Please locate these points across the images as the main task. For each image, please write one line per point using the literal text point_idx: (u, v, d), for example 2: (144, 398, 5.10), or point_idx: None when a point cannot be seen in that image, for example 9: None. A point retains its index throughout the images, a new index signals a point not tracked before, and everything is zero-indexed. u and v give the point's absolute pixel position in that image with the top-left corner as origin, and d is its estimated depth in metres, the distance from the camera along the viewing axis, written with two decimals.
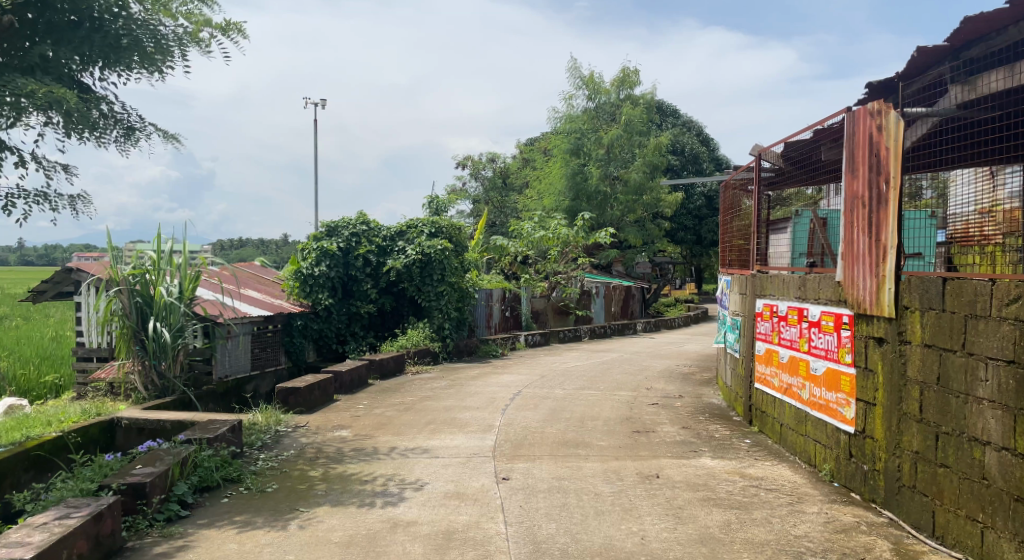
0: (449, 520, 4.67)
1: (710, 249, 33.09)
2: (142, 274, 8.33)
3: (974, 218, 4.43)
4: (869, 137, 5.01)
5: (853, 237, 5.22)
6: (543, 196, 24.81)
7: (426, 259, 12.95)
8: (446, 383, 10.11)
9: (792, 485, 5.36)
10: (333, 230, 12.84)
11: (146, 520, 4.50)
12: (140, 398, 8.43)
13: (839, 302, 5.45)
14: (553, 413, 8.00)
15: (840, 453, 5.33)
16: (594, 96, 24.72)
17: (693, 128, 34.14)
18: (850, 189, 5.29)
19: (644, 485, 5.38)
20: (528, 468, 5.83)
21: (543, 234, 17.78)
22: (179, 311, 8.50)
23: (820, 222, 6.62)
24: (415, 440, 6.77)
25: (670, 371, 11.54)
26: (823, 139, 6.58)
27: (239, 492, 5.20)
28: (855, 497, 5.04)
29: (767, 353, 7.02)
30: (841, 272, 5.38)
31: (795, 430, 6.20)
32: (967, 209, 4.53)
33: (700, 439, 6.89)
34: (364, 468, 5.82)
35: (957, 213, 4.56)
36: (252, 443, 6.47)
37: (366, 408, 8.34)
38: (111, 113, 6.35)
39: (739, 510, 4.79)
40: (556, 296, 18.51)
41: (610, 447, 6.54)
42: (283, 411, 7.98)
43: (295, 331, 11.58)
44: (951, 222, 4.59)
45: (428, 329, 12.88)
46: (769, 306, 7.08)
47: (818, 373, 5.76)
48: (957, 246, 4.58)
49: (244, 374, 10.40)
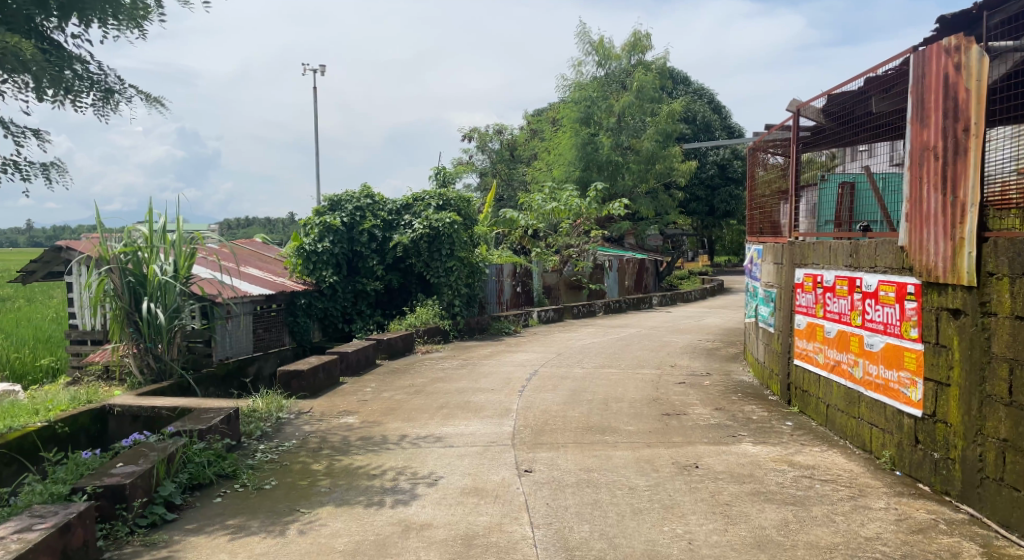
0: (469, 522, 4.13)
1: (723, 220, 32.35)
2: (134, 252, 7.80)
3: (1014, 179, 3.80)
4: (943, 79, 4.35)
5: (922, 196, 4.58)
6: (553, 166, 24.06)
7: (434, 233, 12.35)
8: (457, 363, 9.58)
9: (849, 475, 4.80)
10: (336, 204, 12.33)
11: (126, 527, 3.95)
12: (136, 382, 8.01)
13: (901, 271, 4.84)
14: (574, 394, 7.45)
15: (903, 439, 4.78)
16: (605, 62, 23.95)
17: (705, 96, 33.23)
18: (918, 139, 4.63)
19: (683, 477, 4.83)
20: (552, 457, 5.28)
21: (555, 206, 17.09)
22: (175, 291, 8.01)
23: (850, 187, 6.48)
24: (427, 427, 6.23)
25: (693, 347, 10.96)
26: (874, 89, 5.98)
27: (234, 492, 4.65)
28: (925, 489, 4.49)
29: (811, 328, 6.43)
30: (905, 235, 4.75)
31: (845, 412, 5.64)
32: (1008, 168, 3.86)
33: (736, 422, 6.32)
34: (372, 461, 5.28)
35: (997, 174, 3.93)
36: (250, 432, 5.95)
37: (374, 392, 7.80)
38: (86, 74, 5.73)
39: (796, 507, 4.23)
40: (569, 271, 17.88)
41: (639, 432, 5.98)
42: (285, 397, 7.45)
43: (299, 310, 11.10)
44: (991, 183, 3.98)
45: (438, 306, 12.30)
46: (812, 276, 6.45)
47: (876, 350, 5.18)
48: (995, 210, 3.98)
49: (246, 355, 9.88)
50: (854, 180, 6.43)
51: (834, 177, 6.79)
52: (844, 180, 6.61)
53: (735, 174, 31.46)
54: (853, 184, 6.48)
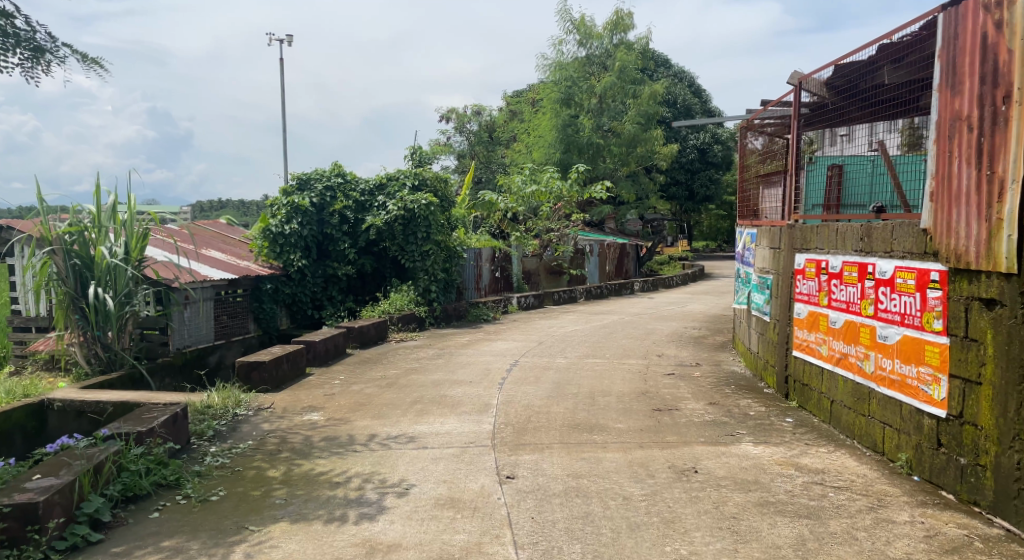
0: (444, 542, 3.60)
1: (703, 205, 32.04)
2: (80, 232, 7.15)
3: None
4: (980, 39, 3.85)
5: (951, 172, 4.11)
6: (532, 148, 23.41)
7: (409, 215, 11.73)
8: (434, 353, 9.03)
9: (864, 481, 4.36)
10: (304, 183, 11.67)
11: (39, 553, 3.37)
12: (82, 373, 7.37)
13: (924, 256, 4.37)
14: (558, 387, 6.95)
15: (923, 441, 4.34)
16: (586, 41, 23.28)
17: (685, 79, 32.82)
18: (947, 108, 4.14)
19: (682, 484, 4.34)
20: (536, 461, 4.77)
21: (535, 188, 16.55)
22: (126, 276, 7.37)
23: (839, 170, 6.15)
24: (399, 425, 5.67)
25: (678, 335, 10.51)
26: (884, 59, 5.54)
27: (174, 504, 4.08)
28: (949, 497, 4.06)
29: (812, 318, 5.99)
30: (929, 216, 4.29)
31: (853, 410, 5.19)
32: None
33: (733, 418, 5.86)
34: (335, 466, 4.72)
35: None
36: (201, 432, 5.37)
37: (341, 385, 7.22)
38: (11, 30, 5.06)
39: (811, 521, 3.77)
40: (549, 256, 17.38)
41: (630, 431, 5.49)
42: (245, 391, 6.83)
43: (264, 295, 10.44)
44: None
45: (413, 292, 11.72)
46: (815, 262, 5.98)
47: (889, 343, 4.73)
48: None
49: (206, 344, 9.24)
50: (842, 163, 6.13)
51: (823, 159, 6.48)
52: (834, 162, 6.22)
53: (715, 158, 31.08)
54: (844, 167, 6.11)
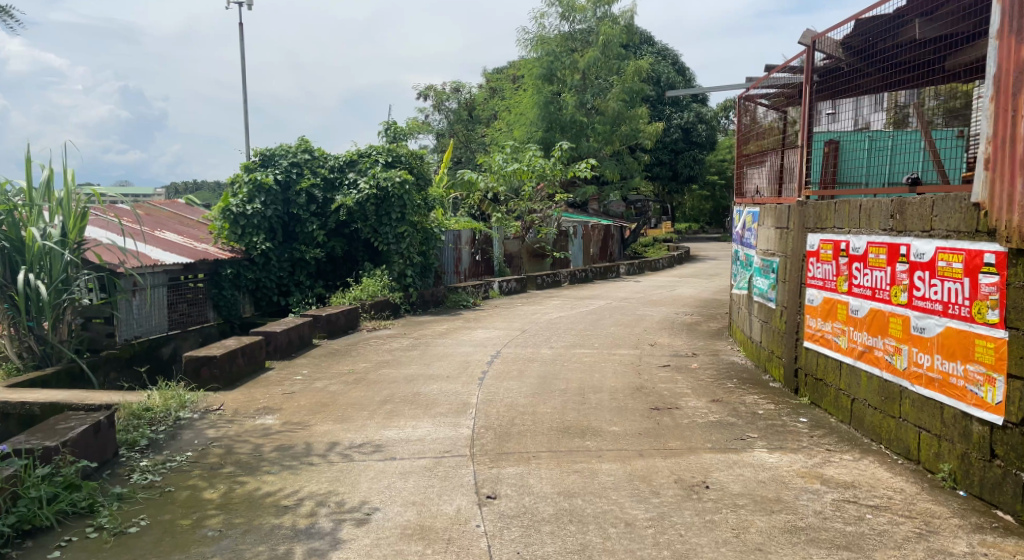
0: None
1: (687, 185, 31.41)
2: (10, 211, 6.26)
3: None
4: None
5: (1015, 134, 3.47)
6: (513, 127, 22.55)
7: (382, 194, 10.95)
8: (408, 343, 8.33)
9: (903, 498, 3.74)
10: (268, 159, 10.83)
11: None
12: (12, 369, 6.56)
13: (975, 236, 3.74)
14: (544, 383, 6.28)
15: (971, 451, 3.73)
16: (569, 15, 22.40)
17: (669, 56, 32.11)
18: (1011, 59, 3.48)
19: (692, 504, 3.69)
20: (521, 475, 4.09)
21: (516, 166, 15.78)
22: (62, 259, 6.51)
23: (834, 147, 5.73)
24: (364, 431, 4.97)
25: (670, 321, 9.88)
26: (913, 11, 4.80)
27: (82, 539, 3.35)
28: (1007, 519, 3.46)
29: (828, 306, 5.35)
30: (984, 189, 3.66)
31: (879, 410, 4.58)
32: None
33: (741, 419, 5.21)
34: (286, 484, 4.01)
35: None
36: (133, 442, 4.63)
37: (304, 381, 6.49)
38: None
39: (852, 554, 3.14)
40: (532, 238, 16.66)
41: (627, 435, 4.84)
42: (193, 389, 6.08)
43: (224, 281, 9.64)
44: None
45: (387, 276, 10.96)
46: (832, 243, 5.34)
47: (928, 337, 4.10)
48: None
49: (158, 334, 8.45)
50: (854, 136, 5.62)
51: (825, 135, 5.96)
52: (829, 138, 5.83)
53: (700, 138, 30.42)
54: (840, 142, 5.68)
